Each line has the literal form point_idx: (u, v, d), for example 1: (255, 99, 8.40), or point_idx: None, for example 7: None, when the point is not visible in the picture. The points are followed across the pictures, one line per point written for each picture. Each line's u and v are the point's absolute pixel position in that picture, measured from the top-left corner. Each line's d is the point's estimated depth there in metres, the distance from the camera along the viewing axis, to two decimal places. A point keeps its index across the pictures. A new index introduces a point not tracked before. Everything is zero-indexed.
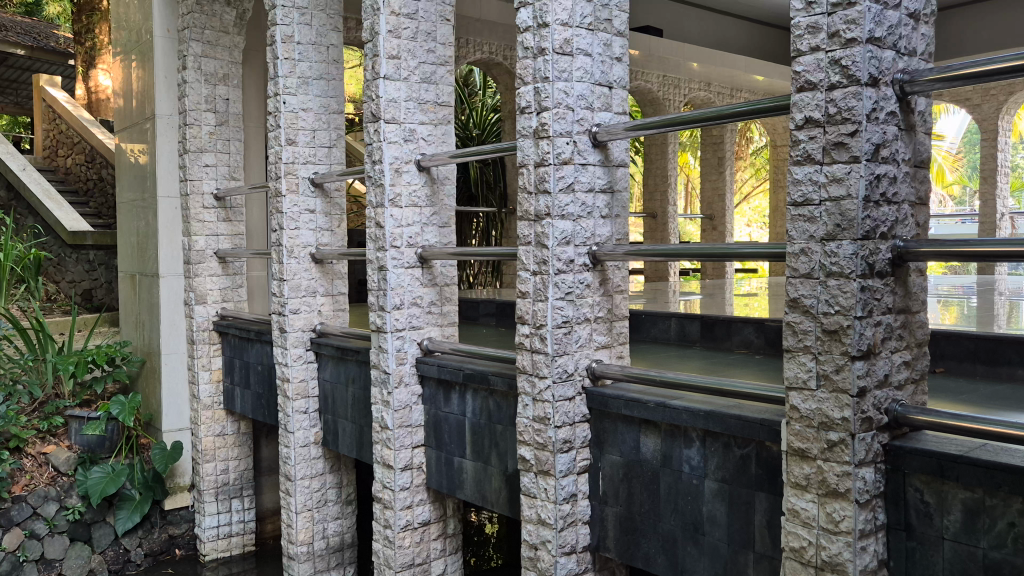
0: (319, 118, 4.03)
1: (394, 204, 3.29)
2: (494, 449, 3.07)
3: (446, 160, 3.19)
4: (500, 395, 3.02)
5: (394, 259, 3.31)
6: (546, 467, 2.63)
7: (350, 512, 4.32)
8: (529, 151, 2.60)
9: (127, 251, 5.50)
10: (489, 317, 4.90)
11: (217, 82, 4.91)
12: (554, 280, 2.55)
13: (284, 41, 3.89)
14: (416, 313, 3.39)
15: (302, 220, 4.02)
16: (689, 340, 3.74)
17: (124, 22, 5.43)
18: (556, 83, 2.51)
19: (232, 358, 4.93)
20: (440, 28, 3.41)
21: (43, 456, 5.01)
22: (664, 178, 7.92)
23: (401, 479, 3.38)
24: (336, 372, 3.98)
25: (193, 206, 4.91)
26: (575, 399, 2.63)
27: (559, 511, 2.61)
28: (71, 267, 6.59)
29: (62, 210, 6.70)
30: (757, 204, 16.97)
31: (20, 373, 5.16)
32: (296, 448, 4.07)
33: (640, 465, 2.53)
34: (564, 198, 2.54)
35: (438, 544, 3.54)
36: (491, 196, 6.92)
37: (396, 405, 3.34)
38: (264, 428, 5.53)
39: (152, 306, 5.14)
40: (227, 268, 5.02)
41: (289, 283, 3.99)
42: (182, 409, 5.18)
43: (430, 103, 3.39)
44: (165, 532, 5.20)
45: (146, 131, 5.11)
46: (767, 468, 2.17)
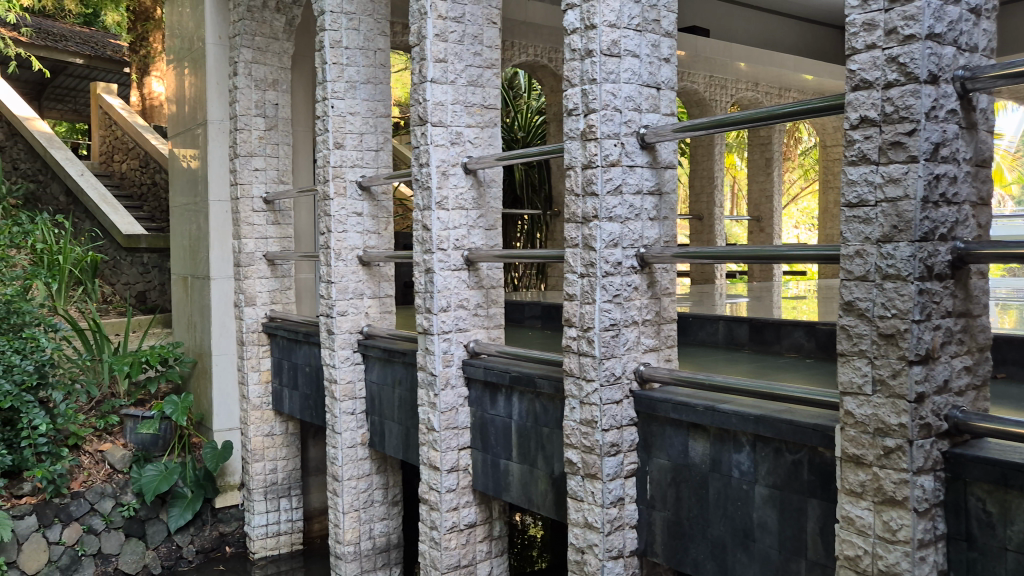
0: (366, 121, 4.06)
1: (441, 206, 3.31)
2: (541, 451, 3.07)
3: (492, 163, 3.20)
4: (546, 398, 3.01)
5: (440, 261, 3.32)
6: (593, 470, 2.61)
7: (396, 513, 4.35)
8: (576, 153, 2.58)
9: (179, 253, 5.61)
10: (534, 319, 4.89)
11: (266, 87, 4.97)
12: (601, 283, 2.54)
13: (332, 46, 3.94)
14: (462, 316, 3.40)
15: (350, 222, 4.05)
16: (738, 343, 3.70)
17: (178, 30, 5.55)
18: (604, 84, 2.50)
19: (280, 360, 4.99)
20: (486, 31, 3.41)
21: (99, 454, 5.14)
22: (711, 179, 7.83)
23: (447, 480, 3.39)
24: (383, 374, 4.01)
25: (243, 210, 4.97)
26: (622, 402, 2.61)
27: (606, 515, 2.60)
28: (127, 269, 6.77)
29: (118, 214, 6.87)
30: (805, 205, 16.71)
31: (78, 372, 5.28)
32: (344, 449, 4.10)
33: (689, 469, 2.50)
34: (612, 199, 2.53)
35: (484, 546, 3.54)
36: (536, 198, 6.91)
37: (443, 407, 3.36)
38: (312, 428, 5.60)
39: (203, 308, 5.24)
40: (276, 270, 5.09)
41: (336, 285, 4.03)
42: (231, 410, 5.28)
43: (477, 106, 3.40)
44: (216, 530, 5.30)
45: (198, 136, 5.22)
46: (820, 474, 2.13)
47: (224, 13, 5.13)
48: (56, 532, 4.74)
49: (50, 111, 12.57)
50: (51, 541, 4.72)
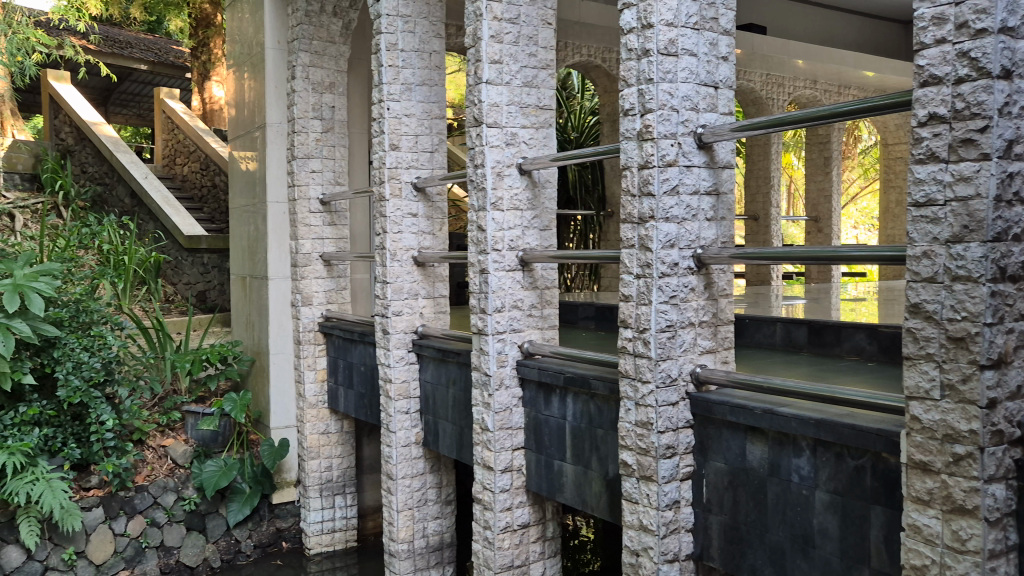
0: (422, 123, 4.09)
1: (496, 207, 3.32)
2: (595, 453, 3.05)
3: (547, 164, 3.20)
4: (601, 399, 3.00)
5: (495, 262, 3.33)
6: (649, 472, 2.59)
7: (449, 512, 4.37)
8: (632, 153, 2.56)
9: (238, 253, 5.73)
10: (588, 320, 4.88)
11: (323, 90, 5.04)
12: (658, 284, 2.51)
13: (389, 48, 3.97)
14: (517, 316, 3.40)
15: (405, 223, 4.09)
16: (796, 346, 3.63)
17: (238, 35, 5.66)
18: (661, 83, 2.48)
19: (336, 359, 5.06)
20: (541, 31, 3.41)
21: (162, 449, 5.28)
22: (767, 179, 7.70)
23: (501, 480, 3.40)
24: (437, 373, 4.04)
25: (300, 211, 5.05)
26: (678, 404, 2.58)
27: (662, 518, 2.57)
28: (188, 269, 6.93)
29: (180, 215, 7.06)
30: (865, 205, 16.35)
31: (143, 369, 5.42)
32: (398, 448, 4.14)
33: (747, 473, 2.47)
34: (668, 200, 2.50)
35: (537, 546, 3.55)
36: (589, 198, 6.89)
37: (497, 407, 3.37)
38: (366, 427, 5.68)
39: (261, 307, 5.34)
40: (332, 270, 5.17)
41: (392, 285, 4.07)
42: (288, 407, 5.37)
43: (532, 107, 3.41)
44: (273, 525, 5.40)
45: (257, 139, 5.33)
46: (884, 480, 2.08)
47: (283, 18, 5.22)
48: (121, 524, 4.87)
49: (116, 116, 12.99)
50: (117, 533, 4.86)
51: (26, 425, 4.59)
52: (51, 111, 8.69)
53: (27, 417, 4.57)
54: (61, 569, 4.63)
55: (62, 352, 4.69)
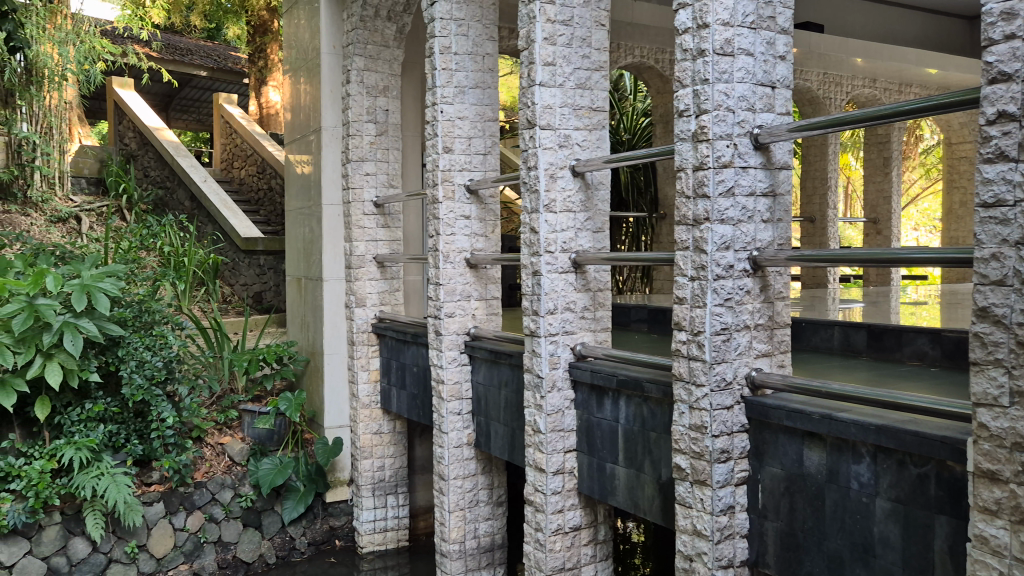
0: (474, 125, 4.11)
1: (549, 209, 3.32)
2: (648, 456, 3.03)
3: (601, 165, 3.19)
4: (654, 402, 2.98)
5: (548, 264, 3.33)
6: (703, 476, 2.56)
7: (501, 513, 4.39)
8: (687, 154, 2.54)
9: (294, 255, 5.82)
10: (641, 322, 4.85)
11: (377, 94, 5.10)
12: (713, 286, 2.48)
13: (442, 52, 4.00)
14: (569, 318, 3.40)
15: (458, 225, 4.12)
16: (855, 350, 3.55)
17: (294, 41, 5.76)
18: (717, 84, 2.45)
19: (389, 359, 5.12)
20: (595, 33, 3.41)
21: (220, 446, 5.39)
22: (824, 180, 7.55)
23: (553, 482, 3.39)
24: (489, 375, 4.06)
25: (354, 213, 5.11)
26: (733, 408, 2.55)
27: (716, 523, 2.54)
28: (245, 271, 7.07)
29: (237, 218, 7.21)
30: (926, 206, 15.95)
31: (202, 368, 5.55)
32: (450, 448, 4.17)
33: (804, 479, 2.42)
34: (724, 201, 2.47)
35: (589, 549, 3.54)
36: (641, 200, 6.86)
37: (549, 409, 3.37)
38: (418, 428, 5.73)
39: (316, 308, 5.42)
40: (385, 272, 5.22)
41: (445, 287, 4.09)
42: (342, 407, 5.44)
43: (586, 108, 3.40)
44: (326, 523, 5.48)
45: (312, 143, 5.41)
46: (949, 489, 2.03)
47: (339, 22, 5.28)
48: (181, 519, 5.00)
49: (176, 121, 13.34)
50: (176, 528, 4.98)
51: (91, 422, 4.71)
52: (116, 117, 8.97)
53: (93, 413, 4.68)
54: (124, 562, 4.76)
55: (126, 351, 4.81)
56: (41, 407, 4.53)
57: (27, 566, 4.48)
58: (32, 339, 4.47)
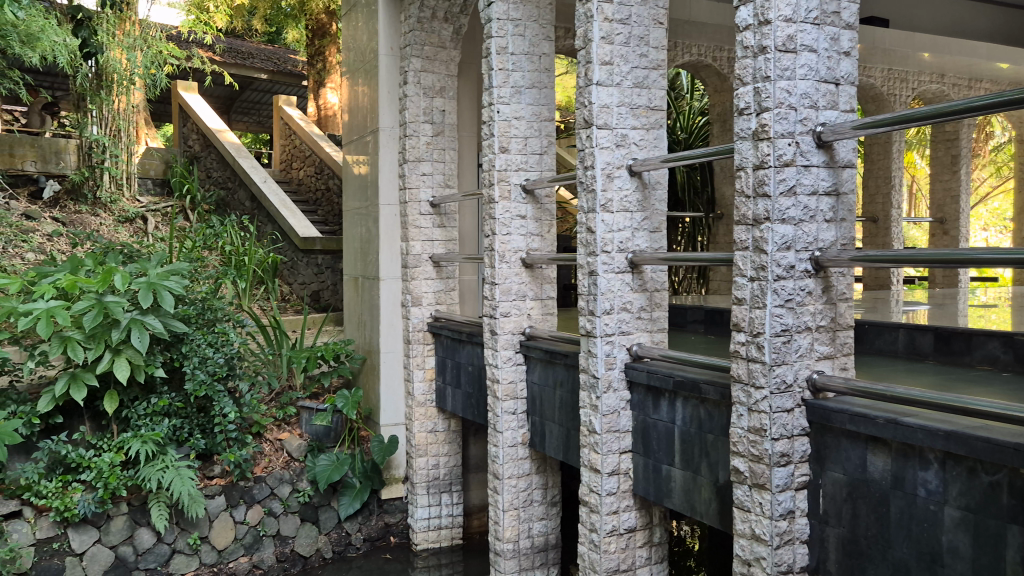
0: (531, 126, 4.12)
1: (606, 209, 3.30)
2: (705, 458, 3.00)
3: (658, 165, 3.17)
4: (712, 404, 2.94)
5: (605, 264, 3.32)
6: (762, 480, 2.52)
7: (555, 514, 4.39)
8: (747, 153, 2.50)
9: (351, 255, 5.91)
10: (698, 323, 4.80)
11: (434, 95, 5.13)
12: (773, 287, 2.44)
13: (498, 52, 4.02)
14: (626, 318, 3.38)
15: (514, 225, 4.12)
16: (920, 354, 3.46)
17: (352, 43, 5.83)
18: (778, 81, 2.41)
19: (444, 359, 5.16)
20: (652, 32, 3.38)
21: (279, 442, 5.50)
22: (887, 179, 7.37)
23: (608, 483, 3.38)
24: (544, 375, 4.06)
25: (410, 213, 5.15)
26: (794, 411, 2.50)
27: (776, 527, 2.50)
28: (304, 270, 7.19)
29: (296, 218, 7.34)
30: (996, 206, 15.47)
31: (262, 365, 5.66)
32: (505, 448, 4.18)
33: (868, 485, 2.37)
34: (785, 201, 2.43)
35: (644, 552, 3.52)
36: (698, 201, 6.79)
37: (605, 410, 3.35)
38: (472, 427, 5.76)
39: (373, 307, 5.48)
40: (441, 272, 5.26)
41: (500, 287, 4.11)
42: (397, 405, 5.50)
43: (643, 108, 3.38)
44: (381, 520, 5.55)
45: (369, 143, 5.48)
46: (1022, 497, 1.96)
47: (396, 24, 5.33)
48: (241, 512, 5.10)
49: (237, 123, 13.67)
50: (237, 521, 5.09)
51: (157, 416, 4.84)
52: (180, 120, 9.22)
53: (159, 407, 4.82)
54: (187, 553, 4.88)
55: (190, 348, 4.94)
56: (110, 401, 4.66)
57: (96, 555, 4.62)
58: (101, 335, 4.61)
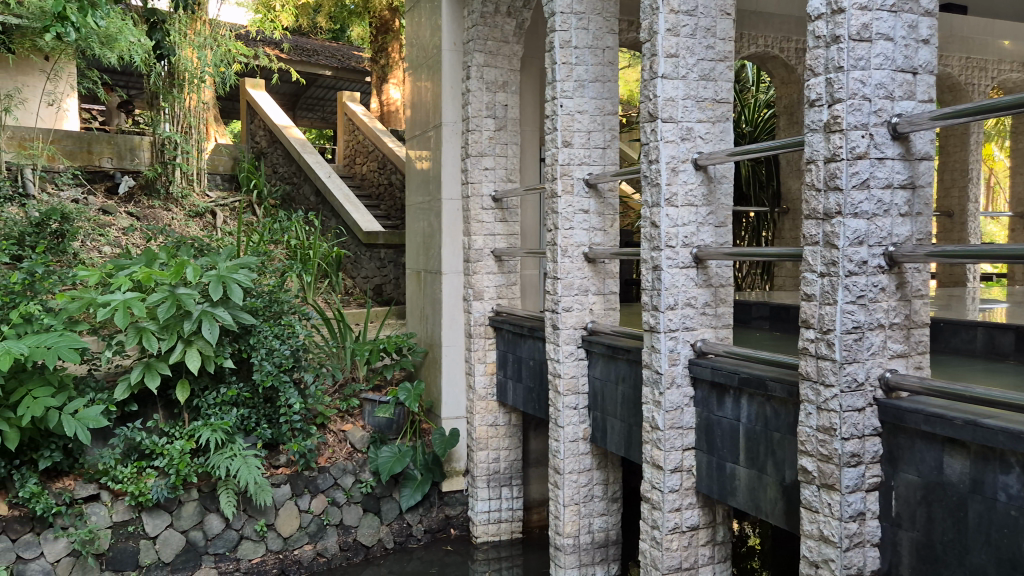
0: (594, 120, 4.09)
1: (670, 203, 3.27)
2: (771, 457, 2.95)
3: (724, 159, 3.11)
4: (778, 402, 2.89)
5: (669, 259, 3.28)
6: (831, 480, 2.46)
7: (615, 510, 4.37)
8: (818, 146, 2.45)
9: (414, 249, 5.96)
10: (762, 320, 4.72)
11: (497, 89, 5.14)
12: (845, 282, 2.38)
13: (562, 46, 4.01)
14: (690, 314, 3.34)
15: (576, 220, 4.11)
16: (1000, 353, 3.34)
17: (416, 38, 5.88)
18: (852, 71, 2.34)
19: (506, 353, 5.17)
20: (719, 23, 3.33)
21: (342, 433, 5.59)
22: (964, 172, 7.12)
23: (670, 480, 3.35)
24: (606, 370, 4.04)
25: (473, 207, 5.18)
26: (865, 410, 2.43)
27: (846, 529, 2.44)
28: (366, 264, 7.28)
29: (359, 213, 7.45)
30: None
31: (326, 357, 5.76)
32: (566, 443, 4.18)
33: (944, 488, 2.29)
34: (858, 194, 2.36)
35: (707, 550, 3.49)
36: (763, 195, 6.66)
37: (668, 406, 3.32)
38: (533, 421, 5.77)
39: (435, 301, 5.52)
40: (502, 266, 5.27)
41: (562, 281, 4.10)
42: (458, 399, 5.54)
43: (709, 101, 3.33)
44: (442, 512, 5.60)
45: (432, 138, 5.52)
46: None
47: (460, 19, 5.35)
48: (306, 501, 5.20)
49: (303, 119, 13.96)
50: (302, 510, 5.19)
51: (226, 405, 4.96)
52: (248, 117, 9.44)
53: (227, 397, 4.94)
54: (254, 539, 4.98)
55: (257, 339, 5.05)
56: (182, 390, 4.80)
57: (169, 539, 4.75)
58: (174, 327, 4.75)
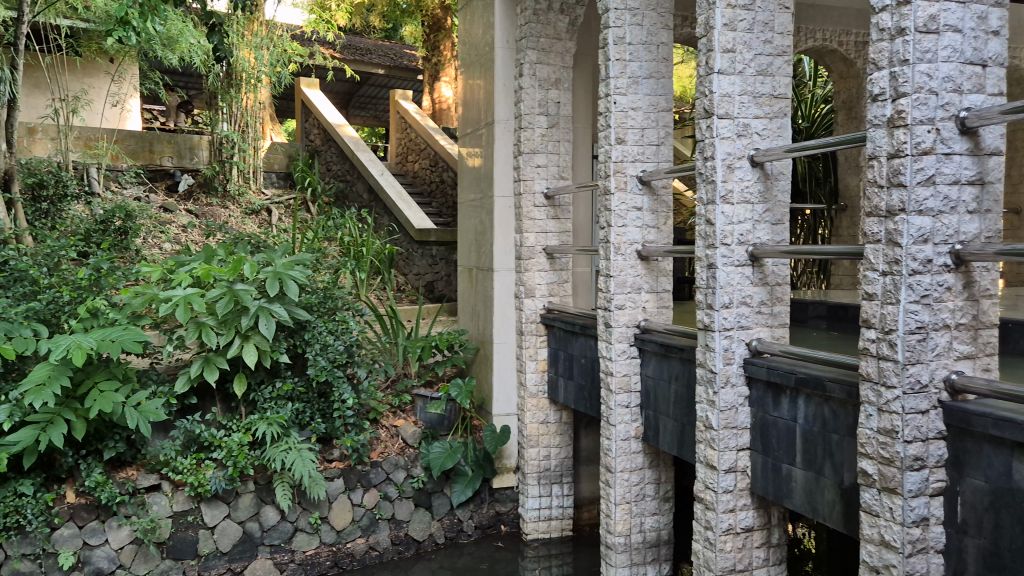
0: (648, 116, 4.06)
1: (726, 200, 3.22)
2: (829, 459, 2.89)
3: (781, 155, 3.06)
4: (837, 403, 2.83)
5: (724, 256, 3.24)
6: (893, 484, 2.41)
7: (667, 509, 4.34)
8: (881, 141, 2.39)
9: (466, 246, 5.99)
10: (819, 319, 4.63)
11: (550, 86, 5.12)
12: (908, 281, 2.32)
13: (616, 42, 3.98)
14: (745, 313, 3.29)
15: (630, 217, 4.08)
16: None
17: (468, 36, 5.90)
18: (918, 65, 2.27)
19: (557, 350, 5.17)
20: (778, 17, 3.27)
21: (394, 428, 5.64)
22: None
23: (725, 481, 3.31)
24: (660, 368, 4.00)
25: (525, 205, 5.18)
26: (929, 413, 2.37)
27: (908, 535, 2.39)
28: (418, 261, 7.34)
29: (411, 210, 7.51)
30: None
31: (379, 353, 5.83)
32: (617, 441, 4.16)
33: (1013, 494, 2.22)
34: (923, 190, 2.30)
35: (761, 552, 3.44)
36: (820, 191, 6.54)
37: (723, 405, 3.28)
38: (584, 419, 5.76)
39: (487, 298, 5.54)
40: (555, 264, 5.27)
41: (615, 279, 4.08)
42: (509, 395, 5.55)
43: (766, 96, 3.28)
44: (493, 508, 5.63)
45: (484, 136, 5.53)
46: None
47: (513, 16, 5.35)
48: (358, 495, 5.27)
49: (356, 117, 14.15)
50: (354, 504, 5.26)
51: (281, 399, 5.05)
52: (303, 115, 9.59)
53: (283, 391, 5.03)
54: (308, 532, 5.06)
55: (313, 335, 5.13)
56: (239, 384, 4.91)
57: (226, 529, 4.85)
58: (232, 322, 4.85)
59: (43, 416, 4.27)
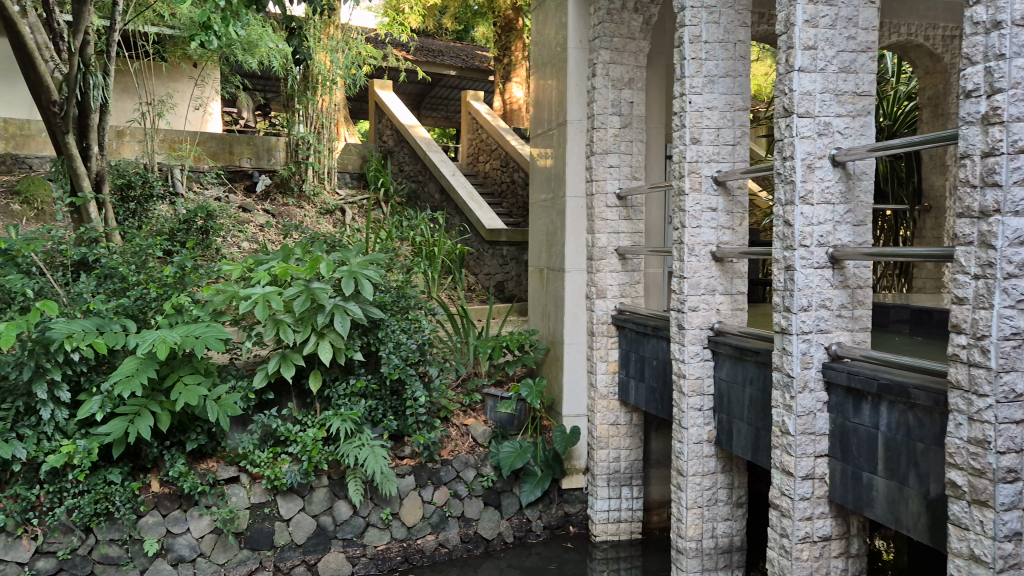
0: (724, 115, 3.99)
1: (805, 201, 3.15)
2: (913, 469, 2.80)
3: (864, 155, 2.97)
4: (922, 411, 2.74)
5: (802, 259, 3.16)
6: (983, 496, 2.32)
7: (740, 515, 4.26)
8: (974, 139, 2.29)
9: (537, 246, 5.99)
10: (902, 323, 4.50)
11: (622, 86, 5.09)
12: (1002, 286, 2.22)
13: (692, 41, 3.93)
14: (825, 316, 3.21)
15: (704, 218, 4.02)
16: None
17: (540, 37, 5.89)
18: (1015, 59, 2.18)
19: (628, 352, 5.13)
20: (863, 12, 3.18)
21: (464, 427, 5.69)
22: None
23: (802, 488, 3.24)
24: (734, 372, 3.93)
25: (597, 205, 5.16)
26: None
27: (999, 550, 2.30)
28: (489, 261, 7.39)
29: (482, 210, 7.57)
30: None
31: (449, 352, 5.88)
32: (690, 444, 4.11)
33: None
34: (1020, 190, 2.20)
35: (840, 562, 3.35)
36: (902, 191, 6.34)
37: (800, 411, 3.20)
38: (655, 421, 5.71)
39: (558, 298, 5.53)
40: (626, 264, 5.23)
41: (689, 280, 4.03)
42: (579, 396, 5.54)
43: (849, 94, 3.18)
44: (562, 509, 5.63)
45: (556, 136, 5.52)
46: None
47: (586, 16, 5.32)
48: (429, 492, 5.33)
49: (427, 118, 14.34)
50: (425, 500, 5.31)
51: (355, 396, 5.14)
52: (376, 117, 9.75)
53: (356, 388, 5.12)
54: (379, 527, 5.14)
55: (386, 333, 5.20)
56: (314, 380, 5.01)
57: (301, 522, 4.96)
58: (309, 320, 4.96)
59: (130, 407, 4.43)
